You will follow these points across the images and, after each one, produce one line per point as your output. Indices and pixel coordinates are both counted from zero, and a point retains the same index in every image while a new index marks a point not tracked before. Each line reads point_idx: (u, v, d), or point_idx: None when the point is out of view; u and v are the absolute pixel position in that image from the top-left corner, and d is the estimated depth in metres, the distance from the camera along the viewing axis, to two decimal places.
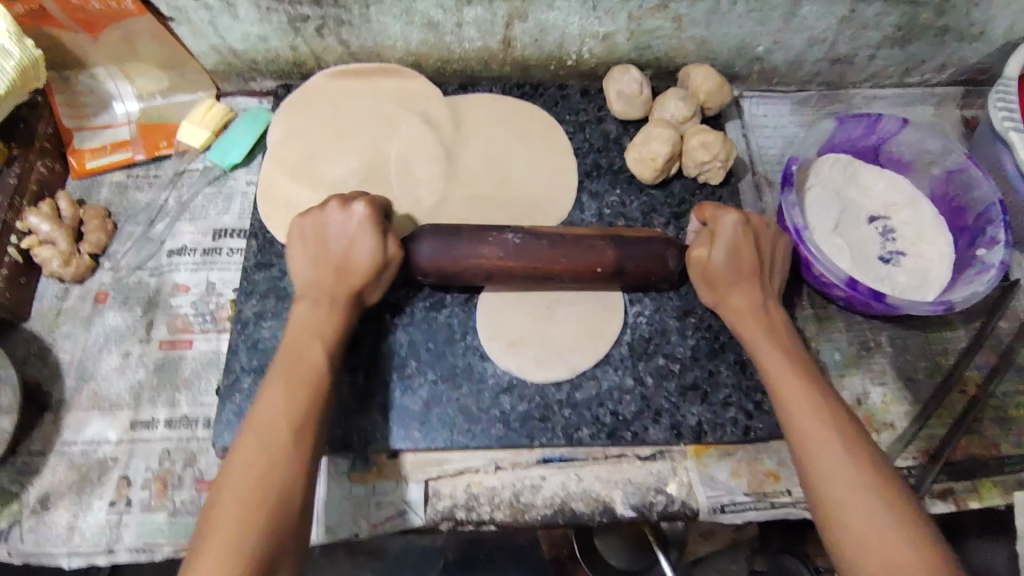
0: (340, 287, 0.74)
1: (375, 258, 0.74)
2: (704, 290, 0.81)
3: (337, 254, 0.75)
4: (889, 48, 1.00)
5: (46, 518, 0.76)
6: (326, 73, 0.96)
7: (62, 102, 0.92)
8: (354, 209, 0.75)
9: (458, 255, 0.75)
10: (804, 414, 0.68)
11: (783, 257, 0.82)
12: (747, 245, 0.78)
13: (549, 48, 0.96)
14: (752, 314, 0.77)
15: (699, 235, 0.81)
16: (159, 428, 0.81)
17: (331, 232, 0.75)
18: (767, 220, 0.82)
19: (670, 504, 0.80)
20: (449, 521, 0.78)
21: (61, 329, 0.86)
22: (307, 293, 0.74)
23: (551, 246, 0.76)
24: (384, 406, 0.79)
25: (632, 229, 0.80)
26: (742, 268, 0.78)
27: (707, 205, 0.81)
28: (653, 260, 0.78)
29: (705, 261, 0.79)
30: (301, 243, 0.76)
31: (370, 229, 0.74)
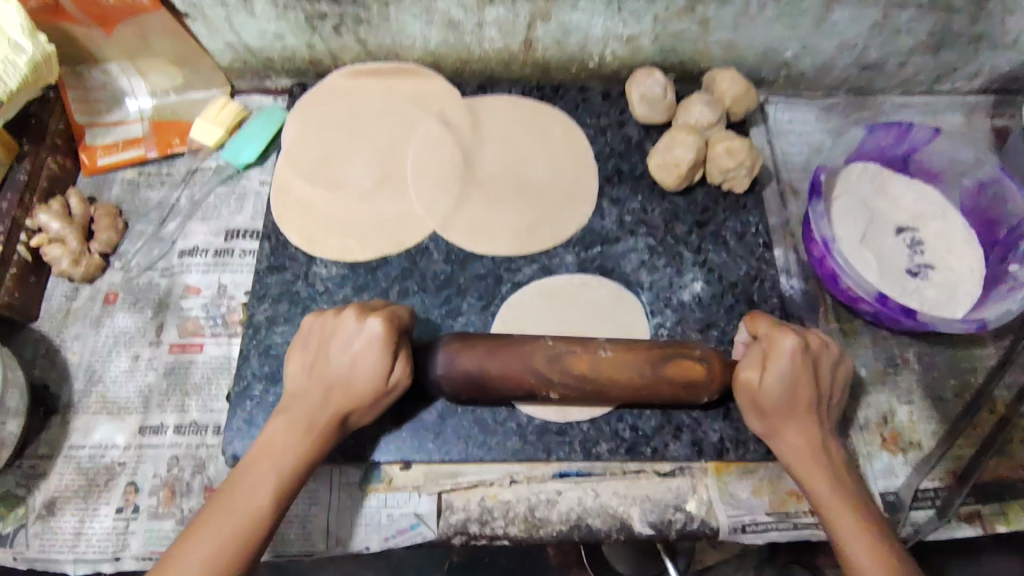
0: (324, 410, 0.68)
1: (376, 383, 0.67)
2: (749, 414, 0.73)
3: (333, 380, 0.68)
4: (922, 55, 0.97)
5: (51, 523, 0.75)
6: (342, 72, 0.94)
7: (74, 97, 0.90)
8: (368, 325, 0.67)
9: (485, 366, 0.69)
10: (841, 514, 0.67)
11: (842, 377, 0.74)
12: (804, 377, 0.70)
13: (571, 49, 0.93)
14: (792, 412, 0.70)
15: (749, 354, 0.72)
16: (168, 434, 0.79)
17: (338, 346, 0.68)
18: (830, 344, 0.73)
19: (689, 523, 0.77)
20: (462, 535, 0.76)
21: (70, 329, 0.85)
22: (292, 406, 0.68)
23: (577, 391, 0.70)
24: (398, 417, 0.77)
25: (674, 354, 0.70)
26: (796, 401, 0.70)
27: (758, 319, 0.75)
28: (688, 378, 0.69)
29: (755, 389, 0.70)
30: (303, 347, 0.71)
31: (379, 347, 0.67)
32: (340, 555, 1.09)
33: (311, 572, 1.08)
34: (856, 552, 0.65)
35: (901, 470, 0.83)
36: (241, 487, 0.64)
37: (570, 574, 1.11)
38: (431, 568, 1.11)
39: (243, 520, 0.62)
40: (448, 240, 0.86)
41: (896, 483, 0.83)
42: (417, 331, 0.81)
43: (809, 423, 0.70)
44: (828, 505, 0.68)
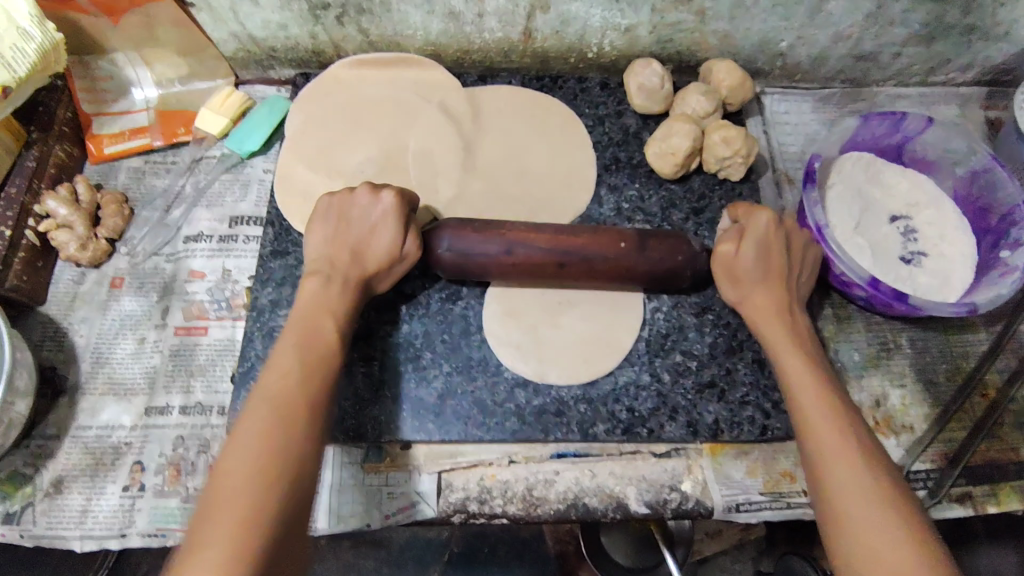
0: (353, 268, 0.73)
1: (389, 249, 0.73)
2: (724, 285, 0.77)
3: (356, 245, 0.74)
4: (915, 46, 0.98)
5: (59, 501, 0.76)
6: (344, 62, 0.96)
7: (81, 86, 0.92)
8: (383, 199, 0.74)
9: (477, 253, 0.74)
10: (823, 424, 0.64)
11: (814, 261, 0.80)
12: (776, 244, 0.76)
13: (570, 40, 0.95)
14: (767, 283, 0.75)
15: (726, 230, 0.78)
16: (173, 414, 0.81)
17: (358, 213, 0.75)
18: (804, 228, 0.80)
19: (685, 502, 0.79)
20: (462, 513, 0.78)
21: (77, 313, 0.86)
22: (320, 268, 0.73)
23: (566, 246, 0.73)
24: (398, 397, 0.79)
25: (657, 235, 0.76)
26: (771, 271, 0.75)
27: (739, 204, 0.80)
28: (665, 264, 0.75)
29: (732, 259, 0.76)
30: (322, 221, 0.75)
31: (394, 221, 0.73)
32: (341, 542, 1.11)
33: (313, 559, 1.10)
34: (831, 447, 0.63)
35: (893, 452, 0.85)
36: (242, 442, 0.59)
37: (569, 563, 1.13)
38: (431, 556, 1.12)
39: (268, 465, 0.57)
40: None
41: None
42: (417, 314, 0.82)
43: (783, 295, 0.74)
44: (817, 424, 0.65)
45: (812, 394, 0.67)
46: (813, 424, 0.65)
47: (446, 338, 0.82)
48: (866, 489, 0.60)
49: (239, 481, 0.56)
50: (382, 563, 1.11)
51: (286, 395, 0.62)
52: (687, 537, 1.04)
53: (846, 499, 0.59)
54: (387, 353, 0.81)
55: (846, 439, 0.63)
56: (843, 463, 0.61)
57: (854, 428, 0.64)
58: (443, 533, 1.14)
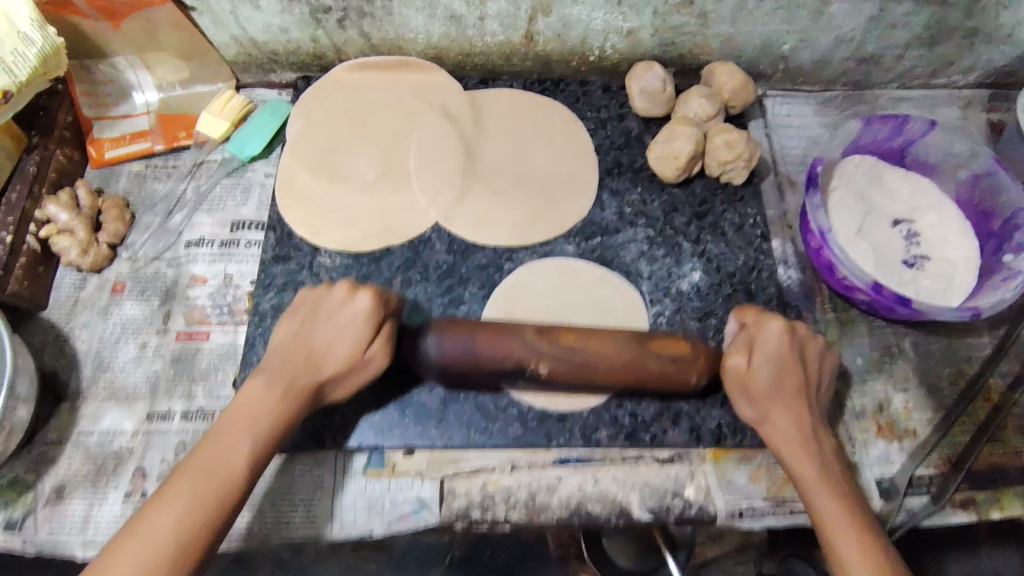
0: (299, 371, 0.69)
1: (349, 363, 0.70)
2: (738, 401, 0.73)
3: (316, 346, 0.70)
4: (917, 48, 0.98)
5: (61, 507, 0.76)
6: (345, 66, 0.95)
7: (83, 90, 0.92)
8: (358, 300, 0.71)
9: (472, 356, 0.72)
10: (824, 499, 0.67)
11: (831, 369, 0.77)
12: (788, 367, 0.72)
13: (572, 43, 0.94)
14: (781, 398, 0.72)
15: (736, 337, 0.75)
16: (175, 420, 0.81)
17: (326, 316, 0.71)
18: (818, 337, 0.76)
19: (687, 508, 0.79)
20: (464, 521, 0.77)
21: (78, 318, 0.86)
22: (272, 364, 0.69)
23: (568, 365, 0.72)
24: (401, 403, 0.79)
25: (661, 336, 0.74)
26: (782, 388, 0.72)
27: (749, 312, 0.77)
28: (673, 376, 0.73)
29: (743, 373, 0.72)
30: (292, 317, 0.73)
31: (362, 326, 0.70)
32: (342, 546, 1.11)
33: (314, 563, 1.10)
34: (832, 519, 0.65)
35: (896, 458, 0.85)
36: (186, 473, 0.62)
37: (571, 566, 1.12)
38: (432, 560, 1.12)
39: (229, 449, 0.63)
40: (450, 230, 0.88)
41: (891, 470, 0.84)
42: (420, 319, 0.82)
43: (798, 409, 0.71)
44: (804, 466, 0.69)
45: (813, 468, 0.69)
46: (811, 494, 0.68)
47: None
48: (859, 533, 0.64)
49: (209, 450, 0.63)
50: (384, 567, 1.11)
51: (242, 429, 0.65)
52: (689, 541, 1.04)
53: (843, 546, 0.64)
54: (388, 359, 0.80)
55: (832, 492, 0.67)
56: (850, 544, 0.64)
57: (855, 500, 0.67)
58: (444, 537, 1.13)
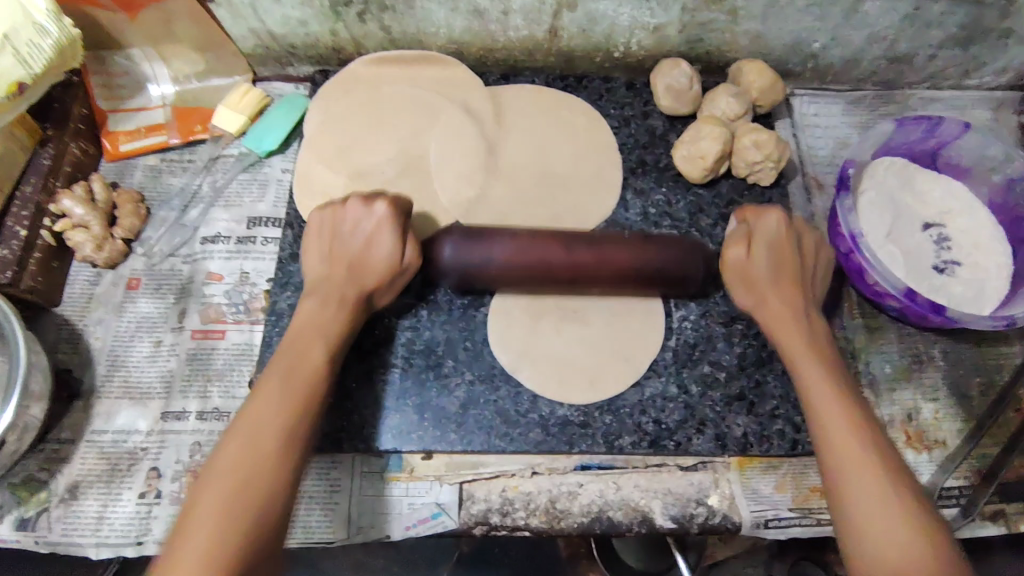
0: (352, 283, 0.71)
1: (390, 259, 0.71)
2: (737, 290, 0.76)
3: (354, 258, 0.71)
4: (951, 48, 0.95)
5: (74, 507, 0.75)
6: (365, 59, 0.93)
7: (96, 82, 0.90)
8: (376, 209, 0.72)
9: (490, 262, 0.72)
10: (834, 412, 0.63)
11: (827, 263, 0.78)
12: (787, 247, 0.74)
13: (597, 38, 0.92)
14: (778, 286, 0.73)
15: (735, 231, 0.77)
16: (191, 420, 0.79)
17: (352, 226, 0.72)
18: (822, 241, 0.78)
19: (711, 517, 0.77)
20: (484, 525, 0.76)
21: (92, 315, 0.85)
22: (320, 287, 0.71)
23: (585, 267, 0.71)
24: (420, 406, 0.77)
25: (664, 236, 0.74)
26: (782, 272, 0.73)
27: (749, 207, 0.77)
28: (682, 258, 0.73)
29: (743, 266, 0.74)
30: (317, 235, 0.74)
31: (390, 228, 0.71)
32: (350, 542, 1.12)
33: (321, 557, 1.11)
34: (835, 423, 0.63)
35: (925, 468, 0.82)
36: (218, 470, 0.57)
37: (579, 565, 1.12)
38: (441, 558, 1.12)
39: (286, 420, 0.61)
40: None
41: (919, 481, 0.82)
42: (439, 320, 0.81)
43: (794, 290, 0.73)
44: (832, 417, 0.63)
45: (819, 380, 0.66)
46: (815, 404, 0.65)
47: (469, 345, 0.80)
48: (883, 497, 0.58)
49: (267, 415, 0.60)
50: (391, 563, 1.11)
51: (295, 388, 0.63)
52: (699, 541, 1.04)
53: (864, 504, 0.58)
54: (408, 362, 0.79)
55: (850, 415, 0.63)
56: (857, 468, 0.60)
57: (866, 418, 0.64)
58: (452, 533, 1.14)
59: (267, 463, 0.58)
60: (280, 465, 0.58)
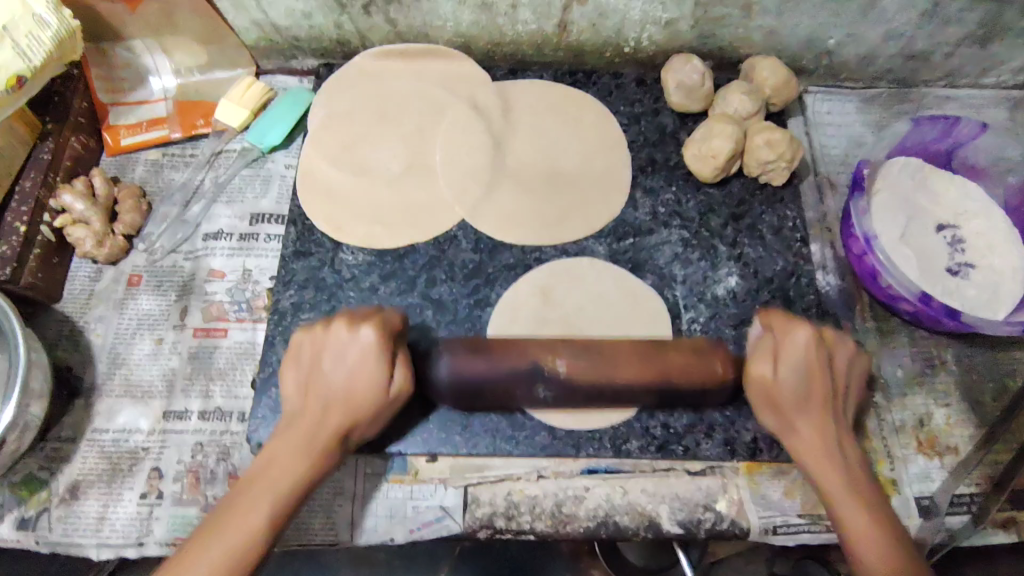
0: (323, 429, 0.65)
1: (377, 389, 0.65)
2: (764, 413, 0.70)
3: (333, 395, 0.66)
4: (969, 46, 0.93)
5: (74, 507, 0.74)
6: (371, 53, 0.92)
7: (98, 75, 0.89)
8: (362, 335, 0.66)
9: (487, 375, 0.71)
10: (844, 498, 0.65)
11: (859, 375, 0.73)
12: (819, 369, 0.68)
13: (607, 33, 0.90)
14: (805, 407, 0.68)
15: (760, 343, 0.71)
16: (192, 420, 0.78)
17: (333, 357, 0.67)
18: (845, 338, 0.72)
19: (719, 523, 0.76)
20: (488, 529, 0.75)
21: (93, 312, 0.84)
22: (283, 439, 0.64)
23: (589, 365, 0.71)
24: (425, 408, 0.76)
25: (687, 359, 0.72)
26: (813, 396, 0.68)
27: (772, 313, 0.71)
28: (699, 377, 0.72)
29: (770, 383, 0.68)
30: (293, 367, 0.68)
31: (377, 356, 0.66)
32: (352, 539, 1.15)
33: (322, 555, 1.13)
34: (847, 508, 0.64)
35: (936, 475, 0.81)
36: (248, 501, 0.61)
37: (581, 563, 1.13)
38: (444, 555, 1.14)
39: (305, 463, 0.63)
40: (477, 228, 0.85)
41: (931, 488, 0.80)
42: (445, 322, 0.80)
43: (822, 419, 0.68)
44: (829, 479, 0.66)
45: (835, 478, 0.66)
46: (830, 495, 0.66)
47: None
48: (893, 560, 0.60)
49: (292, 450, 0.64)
50: (393, 556, 1.12)
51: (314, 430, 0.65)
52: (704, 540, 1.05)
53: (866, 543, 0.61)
54: None
55: (867, 507, 0.64)
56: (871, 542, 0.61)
57: (882, 511, 0.64)
58: None
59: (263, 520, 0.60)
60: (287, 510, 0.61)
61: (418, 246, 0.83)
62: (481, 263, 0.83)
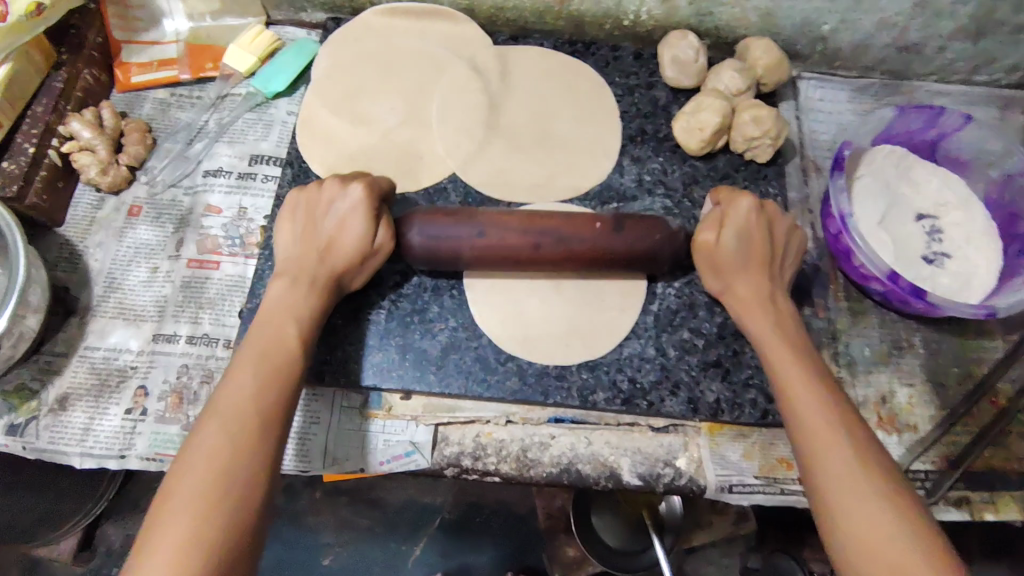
0: (322, 268, 0.72)
1: (359, 241, 0.72)
2: (708, 275, 0.77)
3: (326, 240, 0.73)
4: (961, 40, 0.95)
5: (62, 417, 0.78)
6: (377, 10, 0.95)
7: (114, 12, 0.92)
8: (351, 191, 0.73)
9: (445, 237, 0.72)
10: (814, 415, 0.63)
11: (799, 251, 0.78)
12: (757, 234, 0.75)
13: (607, 5, 0.93)
14: (747, 264, 0.74)
15: (710, 213, 0.77)
16: (180, 343, 0.81)
17: (325, 209, 0.74)
18: (787, 217, 0.78)
19: (677, 478, 0.79)
20: (455, 467, 0.78)
21: (93, 237, 0.87)
22: (289, 269, 0.73)
23: (544, 239, 0.71)
24: (402, 346, 0.79)
25: (630, 216, 0.74)
26: (752, 254, 0.75)
27: (723, 188, 0.78)
28: (648, 244, 0.73)
29: (711, 248, 0.75)
30: (291, 220, 0.76)
31: (362, 211, 0.72)
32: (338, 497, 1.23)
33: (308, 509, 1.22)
34: (819, 433, 0.62)
35: (893, 450, 0.83)
36: (207, 448, 0.58)
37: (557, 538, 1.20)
38: (424, 520, 1.22)
39: (249, 430, 0.59)
40: (466, 182, 0.88)
41: None
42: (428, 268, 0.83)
43: (763, 274, 0.74)
44: (776, 355, 0.69)
45: (806, 393, 0.65)
46: (797, 412, 0.65)
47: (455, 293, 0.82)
48: (860, 483, 0.58)
49: (229, 427, 0.59)
50: (376, 522, 1.22)
51: (255, 399, 0.61)
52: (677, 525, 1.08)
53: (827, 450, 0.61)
54: (395, 304, 0.80)
55: (829, 416, 0.63)
56: (835, 459, 0.60)
57: (843, 411, 0.64)
58: (438, 497, 1.23)
59: (232, 472, 0.57)
60: (251, 469, 0.58)
61: (409, 196, 0.86)
62: None
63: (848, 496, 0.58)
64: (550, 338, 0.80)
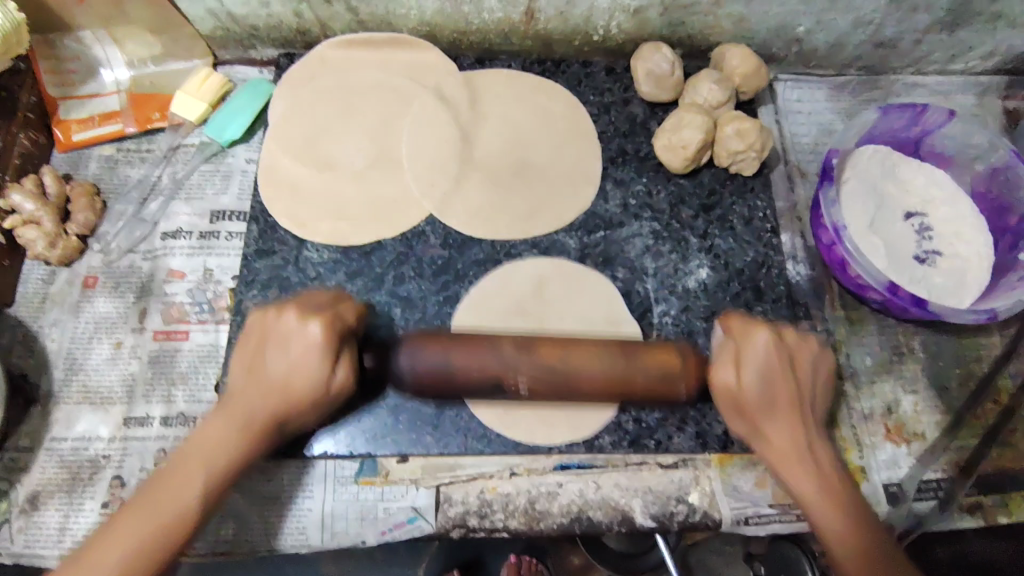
0: (266, 410, 0.64)
1: (318, 385, 0.63)
2: (732, 418, 0.70)
3: (272, 379, 0.64)
4: (937, 32, 0.93)
5: (35, 518, 0.72)
6: (333, 42, 0.89)
7: (47, 68, 0.85)
8: (309, 328, 0.64)
9: (452, 367, 0.66)
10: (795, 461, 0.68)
11: (824, 373, 0.73)
12: (780, 373, 0.68)
13: (575, 21, 0.88)
14: (773, 411, 0.68)
15: (723, 348, 0.70)
16: (154, 426, 0.76)
17: (279, 344, 0.65)
18: (808, 338, 0.72)
19: (692, 515, 0.76)
20: (461, 528, 0.74)
21: (48, 316, 0.81)
22: (235, 398, 0.65)
23: (552, 382, 0.66)
24: (396, 409, 0.76)
25: (654, 363, 0.68)
26: (778, 398, 0.68)
27: (735, 320, 0.71)
28: (664, 397, 0.69)
29: (732, 390, 0.68)
30: (244, 341, 0.67)
31: (320, 354, 0.63)
32: None
33: None
34: (819, 506, 0.66)
35: (904, 462, 0.82)
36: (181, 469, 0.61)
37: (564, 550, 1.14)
38: None
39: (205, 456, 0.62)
40: (446, 223, 0.83)
41: (898, 474, 0.81)
42: (415, 319, 0.79)
43: (794, 421, 0.69)
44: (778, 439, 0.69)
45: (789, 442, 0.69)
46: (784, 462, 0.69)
47: None
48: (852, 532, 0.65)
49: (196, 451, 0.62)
50: None
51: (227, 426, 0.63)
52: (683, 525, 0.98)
53: (824, 522, 0.66)
54: None
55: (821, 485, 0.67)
56: (830, 516, 0.66)
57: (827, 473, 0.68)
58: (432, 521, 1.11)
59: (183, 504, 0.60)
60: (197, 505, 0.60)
61: (385, 242, 0.82)
62: (449, 259, 0.82)
63: (849, 542, 0.64)
64: (530, 415, 0.76)
